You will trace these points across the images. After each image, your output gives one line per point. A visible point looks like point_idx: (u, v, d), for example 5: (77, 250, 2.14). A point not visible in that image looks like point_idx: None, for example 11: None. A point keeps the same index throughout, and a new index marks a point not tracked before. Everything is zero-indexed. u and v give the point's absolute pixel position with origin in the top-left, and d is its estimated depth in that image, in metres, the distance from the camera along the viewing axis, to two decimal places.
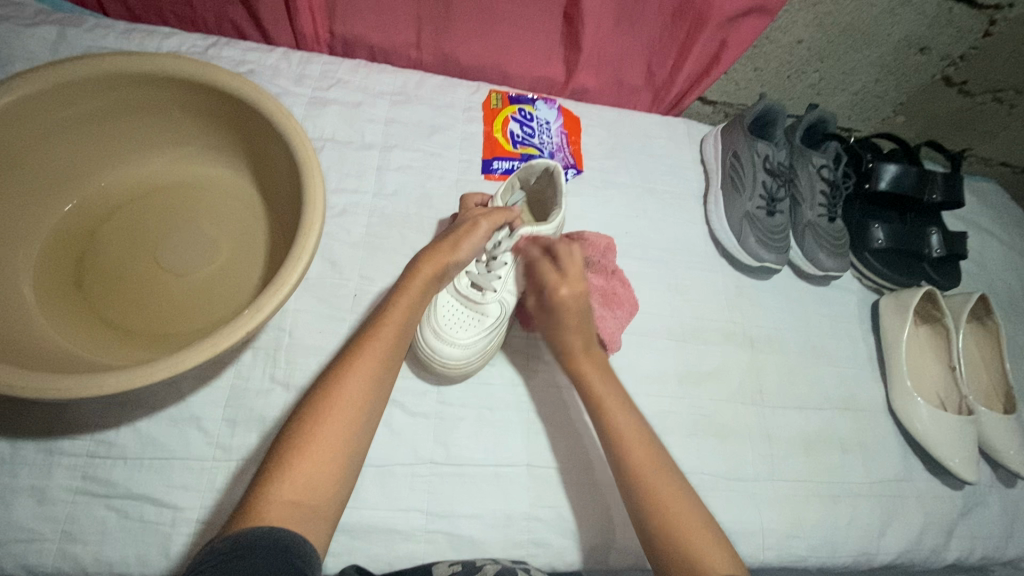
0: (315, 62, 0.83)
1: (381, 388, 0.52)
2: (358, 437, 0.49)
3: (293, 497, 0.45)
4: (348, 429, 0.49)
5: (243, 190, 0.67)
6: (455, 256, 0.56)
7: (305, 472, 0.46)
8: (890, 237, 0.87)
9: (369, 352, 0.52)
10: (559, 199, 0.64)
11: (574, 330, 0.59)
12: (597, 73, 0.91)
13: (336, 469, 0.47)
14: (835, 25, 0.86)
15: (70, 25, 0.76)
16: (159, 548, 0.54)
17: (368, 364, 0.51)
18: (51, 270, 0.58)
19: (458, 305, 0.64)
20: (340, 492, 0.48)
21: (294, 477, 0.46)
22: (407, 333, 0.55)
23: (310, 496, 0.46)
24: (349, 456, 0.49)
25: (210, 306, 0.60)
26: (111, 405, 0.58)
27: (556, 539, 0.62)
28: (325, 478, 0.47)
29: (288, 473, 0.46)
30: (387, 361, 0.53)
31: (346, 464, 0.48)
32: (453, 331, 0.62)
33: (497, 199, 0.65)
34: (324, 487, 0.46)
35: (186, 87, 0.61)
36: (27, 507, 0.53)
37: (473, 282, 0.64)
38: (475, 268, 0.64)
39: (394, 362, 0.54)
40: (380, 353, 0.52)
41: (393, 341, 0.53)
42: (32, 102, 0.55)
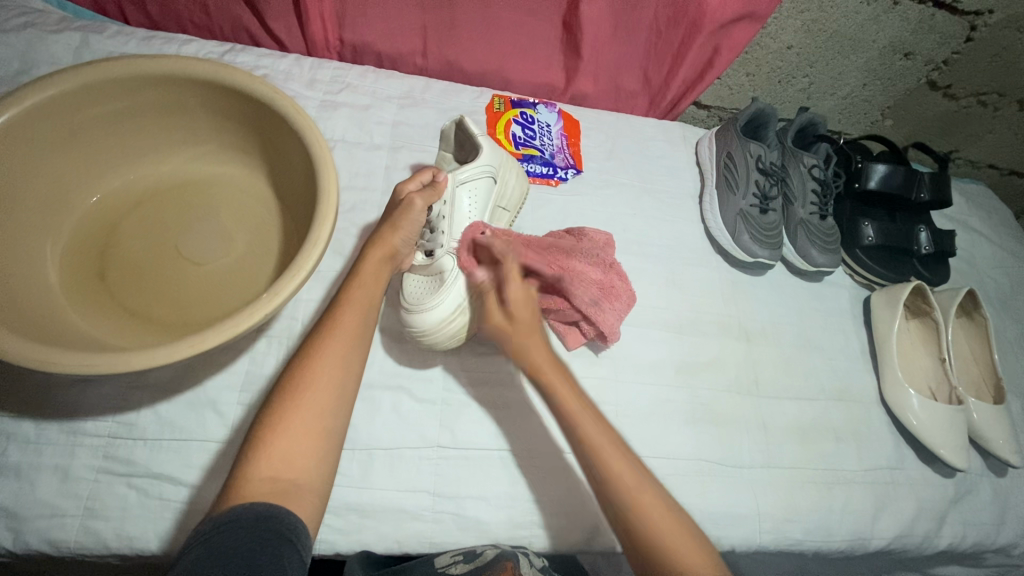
0: (325, 67, 0.87)
1: (348, 372, 0.53)
2: (331, 416, 0.51)
3: (271, 473, 0.46)
4: (319, 408, 0.50)
5: (258, 188, 0.71)
6: (398, 233, 0.62)
7: (281, 449, 0.48)
8: (879, 234, 0.90)
9: (332, 336, 0.54)
10: (474, 138, 0.70)
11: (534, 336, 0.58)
12: (595, 78, 0.95)
13: (313, 447, 0.49)
14: (823, 32, 0.90)
15: (92, 32, 0.80)
16: (177, 525, 0.56)
17: (332, 348, 0.54)
18: (75, 260, 0.61)
19: (423, 276, 0.66)
20: (320, 470, 0.49)
21: (271, 454, 0.47)
22: (367, 316, 0.57)
23: (288, 470, 0.47)
24: (325, 434, 0.50)
25: (226, 294, 0.63)
26: (131, 389, 0.61)
27: (559, 520, 0.64)
28: (302, 454, 0.48)
29: (266, 451, 0.47)
30: (350, 344, 0.55)
31: (324, 441, 0.50)
32: (419, 300, 0.64)
33: None
34: (302, 463, 0.48)
35: (206, 88, 0.65)
36: (50, 485, 0.55)
37: (425, 249, 0.67)
38: (424, 238, 0.67)
39: (360, 345, 0.56)
40: (342, 338, 0.54)
41: (354, 326, 0.56)
42: (62, 101, 0.59)
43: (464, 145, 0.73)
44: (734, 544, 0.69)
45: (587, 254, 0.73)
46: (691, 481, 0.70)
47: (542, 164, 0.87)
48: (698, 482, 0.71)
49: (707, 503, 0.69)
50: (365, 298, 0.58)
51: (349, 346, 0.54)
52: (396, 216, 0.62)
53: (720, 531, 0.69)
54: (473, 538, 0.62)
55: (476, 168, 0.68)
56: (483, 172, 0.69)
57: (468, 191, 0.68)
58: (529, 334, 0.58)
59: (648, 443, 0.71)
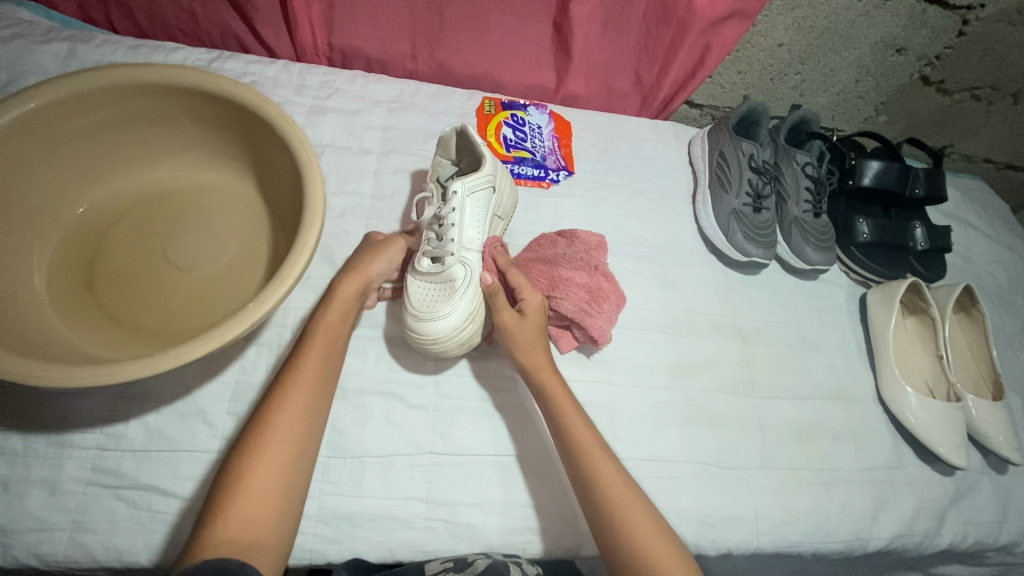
0: (314, 72, 0.86)
1: (308, 421, 0.54)
2: (291, 468, 0.51)
3: (229, 531, 0.46)
4: (280, 461, 0.51)
5: (246, 196, 0.70)
6: (376, 269, 0.65)
7: (239, 506, 0.47)
8: (874, 231, 0.90)
9: (291, 388, 0.54)
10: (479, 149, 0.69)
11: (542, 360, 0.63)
12: (586, 79, 0.95)
13: (273, 500, 0.49)
14: (814, 29, 0.89)
15: (80, 41, 0.79)
16: (167, 537, 0.55)
17: (292, 400, 0.54)
18: (62, 272, 0.60)
19: (429, 283, 0.66)
20: (280, 523, 0.49)
21: (229, 512, 0.47)
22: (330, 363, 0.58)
23: (247, 527, 0.47)
24: (284, 487, 0.50)
25: (214, 304, 0.62)
26: (120, 400, 0.60)
27: (554, 526, 0.64)
28: (262, 509, 0.48)
29: (224, 510, 0.47)
30: (310, 395, 0.55)
31: (284, 496, 0.50)
32: (429, 309, 0.64)
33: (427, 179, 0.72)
34: (262, 517, 0.48)
35: (193, 96, 0.64)
36: (39, 498, 0.55)
37: (432, 258, 0.66)
38: (429, 246, 0.66)
39: (321, 396, 0.56)
40: (303, 387, 0.55)
41: (313, 378, 0.56)
42: (48, 111, 0.58)
43: (465, 151, 0.72)
44: (731, 547, 0.68)
45: (575, 259, 0.73)
46: (688, 483, 0.70)
47: (533, 166, 0.87)
48: (695, 485, 0.70)
49: (703, 506, 0.69)
50: (327, 345, 0.58)
51: (309, 397, 0.54)
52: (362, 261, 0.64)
53: (717, 534, 0.68)
54: (467, 545, 0.61)
55: (483, 178, 0.68)
56: (489, 182, 0.69)
57: (475, 200, 0.68)
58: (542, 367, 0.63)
59: (643, 446, 0.71)
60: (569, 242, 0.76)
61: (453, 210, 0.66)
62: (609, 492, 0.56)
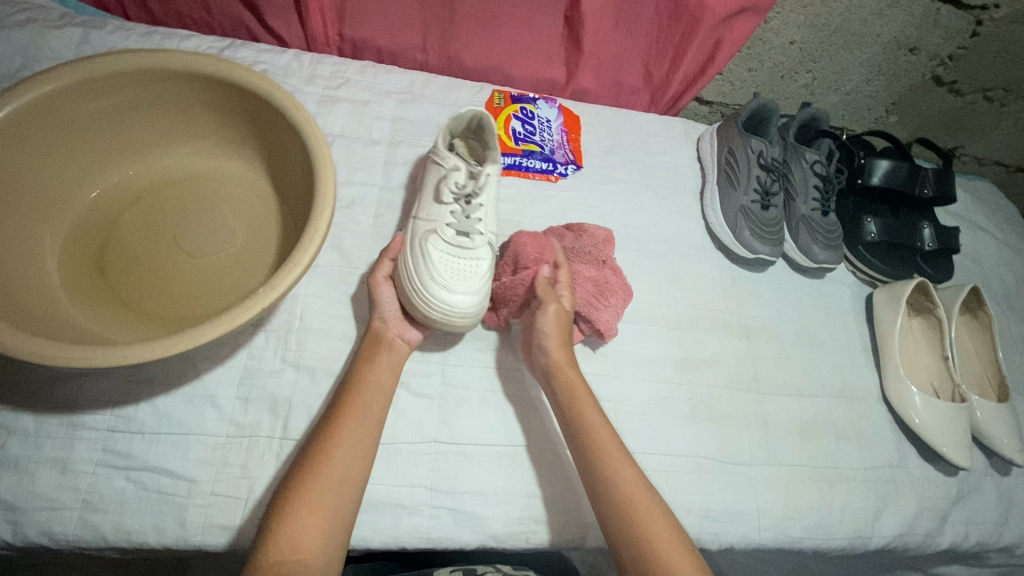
0: (325, 62, 0.86)
1: (355, 454, 0.54)
2: (337, 499, 0.51)
3: (278, 559, 0.46)
4: (327, 493, 0.51)
5: (256, 184, 0.71)
6: (376, 318, 0.64)
7: (287, 533, 0.48)
8: (882, 231, 0.89)
9: (338, 424, 0.55)
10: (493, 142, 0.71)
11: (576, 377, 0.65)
12: (596, 74, 0.95)
13: (320, 529, 0.49)
14: (826, 27, 0.89)
15: (93, 27, 0.80)
16: (175, 519, 0.56)
17: (338, 434, 0.55)
18: (74, 257, 0.61)
19: (452, 256, 0.65)
20: (325, 551, 0.49)
21: (277, 540, 0.47)
22: (378, 400, 0.59)
23: (293, 555, 0.47)
24: (331, 517, 0.50)
25: (224, 290, 0.63)
26: (130, 383, 0.61)
27: (556, 516, 0.64)
28: (309, 538, 0.48)
29: (273, 538, 0.48)
30: (357, 430, 0.55)
31: (333, 525, 0.50)
32: (458, 282, 0.64)
33: (438, 143, 0.69)
34: (308, 544, 0.48)
35: (206, 83, 0.65)
36: (50, 478, 0.56)
37: (458, 231, 0.66)
38: (454, 219, 0.67)
39: (370, 430, 0.56)
40: (351, 422, 0.56)
41: (361, 413, 0.57)
42: (62, 94, 0.59)
43: (468, 129, 0.74)
44: (733, 542, 0.69)
45: (583, 253, 0.75)
46: (691, 478, 0.70)
47: (542, 160, 0.87)
48: (697, 479, 0.70)
49: (705, 500, 0.69)
50: (375, 382, 0.60)
51: (356, 433, 0.55)
52: (374, 305, 0.65)
53: (719, 529, 0.68)
54: (470, 533, 0.62)
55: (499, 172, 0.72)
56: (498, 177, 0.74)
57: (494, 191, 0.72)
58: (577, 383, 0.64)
59: (647, 439, 0.71)
60: (581, 235, 0.76)
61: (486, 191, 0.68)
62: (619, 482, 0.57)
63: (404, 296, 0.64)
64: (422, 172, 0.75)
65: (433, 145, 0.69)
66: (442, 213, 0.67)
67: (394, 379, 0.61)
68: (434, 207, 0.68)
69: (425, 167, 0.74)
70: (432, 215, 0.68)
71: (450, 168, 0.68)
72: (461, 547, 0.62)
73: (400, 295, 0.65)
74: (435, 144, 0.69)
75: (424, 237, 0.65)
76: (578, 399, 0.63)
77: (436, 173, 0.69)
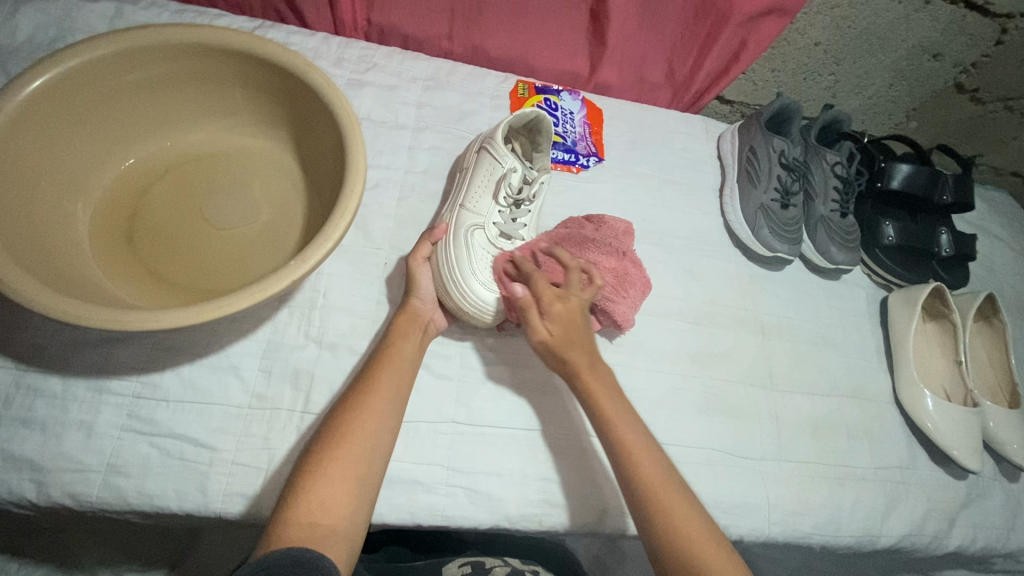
0: (352, 46, 0.87)
1: (383, 427, 0.55)
2: (366, 468, 0.52)
3: (309, 520, 0.47)
4: (358, 460, 0.52)
5: (284, 163, 0.72)
6: (412, 295, 0.66)
7: (319, 495, 0.49)
8: (901, 234, 0.90)
9: (368, 395, 0.56)
10: (545, 146, 0.75)
11: (579, 340, 0.60)
12: (619, 69, 0.95)
13: (349, 494, 0.50)
14: (852, 29, 0.89)
15: (126, 2, 0.80)
16: (197, 486, 0.57)
17: (369, 405, 0.56)
18: (104, 225, 0.62)
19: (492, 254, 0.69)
20: (354, 517, 0.49)
21: (308, 500, 0.48)
22: (405, 373, 0.60)
23: (324, 516, 0.48)
24: (360, 485, 0.51)
25: (250, 263, 0.63)
26: (156, 351, 0.61)
27: (570, 501, 0.65)
28: (338, 502, 0.49)
29: (303, 499, 0.48)
30: (388, 403, 0.57)
31: (359, 492, 0.51)
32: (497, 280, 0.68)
33: (500, 140, 0.71)
34: (338, 508, 0.49)
35: (242, 60, 0.66)
36: (75, 440, 0.56)
37: (503, 232, 0.70)
38: (502, 220, 0.71)
39: (397, 402, 0.58)
40: (382, 394, 0.57)
41: (389, 385, 0.58)
42: (103, 64, 0.60)
43: (519, 126, 0.76)
44: (743, 534, 0.69)
45: (586, 246, 0.72)
46: (703, 469, 0.71)
47: (564, 150, 0.87)
48: (709, 470, 0.71)
49: (717, 491, 0.70)
50: (403, 359, 0.61)
51: (385, 405, 0.56)
52: (411, 284, 0.66)
53: (729, 521, 0.69)
54: (485, 513, 0.62)
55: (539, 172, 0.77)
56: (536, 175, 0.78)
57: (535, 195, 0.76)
58: (573, 347, 0.60)
59: (661, 430, 0.71)
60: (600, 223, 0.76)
61: (536, 201, 0.73)
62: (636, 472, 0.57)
63: (439, 281, 0.66)
64: (467, 155, 0.76)
65: (495, 139, 0.71)
66: (490, 209, 0.71)
67: (419, 358, 0.63)
68: (487, 202, 0.71)
69: (472, 149, 0.75)
70: (479, 207, 0.71)
71: (510, 171, 0.71)
72: (475, 526, 0.62)
73: (435, 277, 0.67)
74: (497, 139, 0.71)
75: (471, 229, 0.68)
76: (575, 364, 0.60)
77: (494, 169, 0.71)
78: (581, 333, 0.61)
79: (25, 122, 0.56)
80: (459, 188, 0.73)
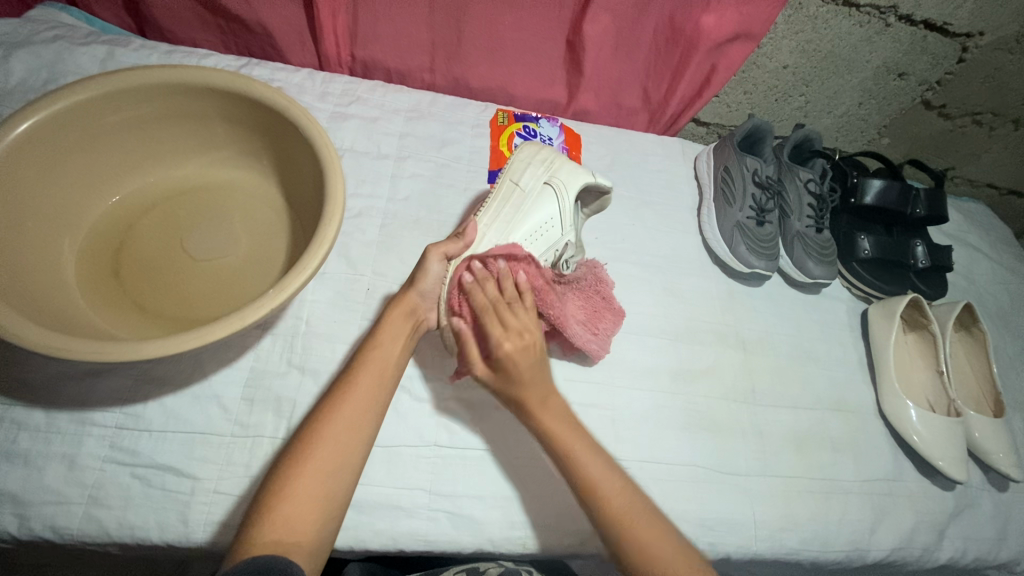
0: (337, 81, 0.90)
1: (356, 439, 0.55)
2: (335, 482, 0.52)
3: (276, 536, 0.48)
4: (328, 474, 0.52)
5: (268, 194, 0.74)
6: (417, 291, 0.65)
7: (285, 514, 0.49)
8: (876, 248, 0.92)
9: (344, 404, 0.56)
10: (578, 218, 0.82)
11: (528, 381, 0.60)
12: (596, 95, 0.98)
13: (318, 510, 0.50)
14: (817, 52, 0.92)
15: (118, 45, 0.84)
16: (178, 515, 0.57)
17: (343, 414, 0.55)
18: (91, 258, 0.63)
19: None
20: (320, 532, 0.50)
21: (274, 519, 0.48)
22: (382, 382, 0.59)
23: (290, 534, 0.48)
24: (327, 502, 0.51)
25: (233, 292, 0.65)
26: (138, 382, 0.62)
27: (553, 522, 0.65)
28: (305, 520, 0.49)
29: (270, 516, 0.49)
30: (363, 413, 0.56)
31: (327, 509, 0.51)
32: None
33: (569, 201, 0.75)
34: (304, 525, 0.49)
35: (227, 98, 0.68)
36: (57, 473, 0.57)
37: None
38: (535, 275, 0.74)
39: (373, 411, 0.57)
40: (359, 403, 0.57)
41: (365, 395, 0.57)
42: (92, 104, 0.62)
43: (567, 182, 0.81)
44: (729, 551, 0.69)
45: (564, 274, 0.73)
46: (688, 487, 0.71)
47: None
48: (694, 488, 0.71)
49: (705, 510, 0.70)
50: (386, 366, 0.61)
51: (362, 413, 0.56)
52: (419, 279, 0.65)
53: (715, 538, 0.69)
54: (468, 537, 0.62)
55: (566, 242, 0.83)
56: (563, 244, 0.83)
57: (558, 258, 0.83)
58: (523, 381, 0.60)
59: (645, 447, 0.72)
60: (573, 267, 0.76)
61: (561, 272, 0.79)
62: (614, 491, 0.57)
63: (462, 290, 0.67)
64: (528, 176, 0.77)
65: (567, 197, 0.75)
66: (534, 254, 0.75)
67: (404, 362, 0.63)
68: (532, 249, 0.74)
69: (537, 175, 0.77)
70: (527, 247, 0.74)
71: (565, 243, 0.76)
72: (458, 550, 0.62)
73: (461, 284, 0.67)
74: (569, 201, 0.76)
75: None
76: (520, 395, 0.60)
77: (549, 226, 0.76)
78: (535, 372, 0.60)
79: (14, 160, 0.58)
80: (512, 213, 0.75)
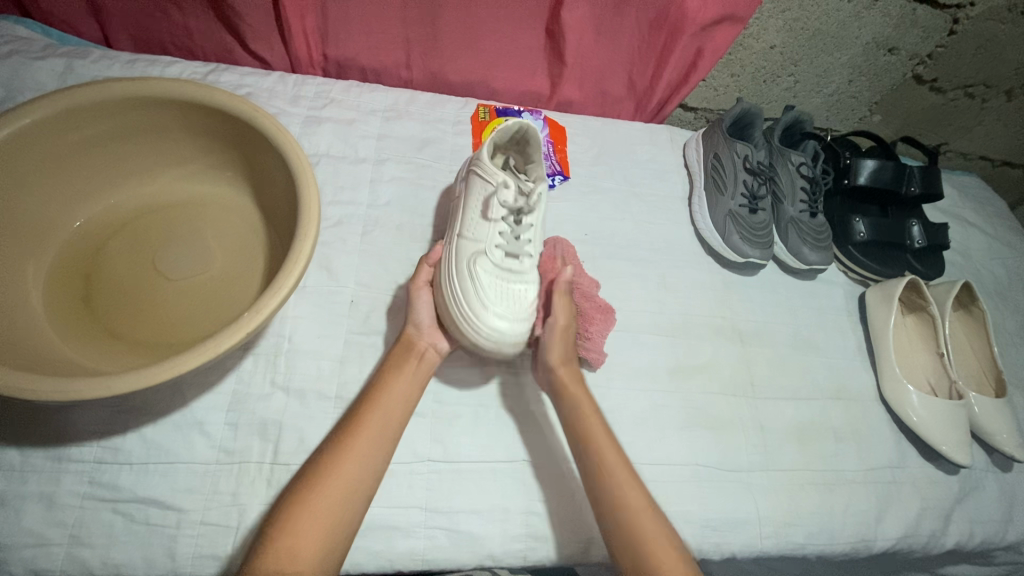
0: (309, 83, 0.86)
1: (365, 470, 0.54)
2: (342, 512, 0.51)
3: (277, 565, 0.47)
4: (333, 505, 0.51)
5: (243, 206, 0.71)
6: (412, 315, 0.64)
7: (287, 544, 0.48)
8: (871, 230, 0.91)
9: (354, 435, 0.55)
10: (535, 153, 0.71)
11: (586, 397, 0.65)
12: (580, 85, 0.95)
13: (321, 539, 0.49)
14: (805, 30, 0.89)
15: (77, 57, 0.80)
16: (164, 551, 0.55)
17: (354, 446, 0.55)
18: (60, 286, 0.60)
19: (498, 276, 0.65)
20: (324, 561, 0.49)
21: (277, 548, 0.48)
22: (395, 413, 0.58)
23: (292, 562, 0.48)
24: (332, 531, 0.50)
25: (209, 314, 0.62)
26: (117, 413, 0.60)
27: (553, 532, 0.64)
28: (308, 549, 0.49)
29: (274, 546, 0.48)
30: (374, 445, 0.55)
31: (332, 537, 0.50)
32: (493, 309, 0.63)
33: (481, 160, 0.68)
34: (306, 554, 0.48)
35: (192, 110, 0.65)
36: (36, 514, 0.54)
37: (506, 253, 0.66)
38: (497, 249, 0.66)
39: (385, 442, 0.56)
40: (365, 433, 0.56)
41: (375, 425, 0.56)
42: (47, 125, 0.59)
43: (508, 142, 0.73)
44: (735, 551, 0.68)
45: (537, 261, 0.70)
46: (689, 486, 0.69)
47: None
48: (697, 487, 0.69)
49: (708, 509, 0.68)
50: (396, 393, 0.59)
51: (372, 444, 0.55)
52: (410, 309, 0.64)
53: (718, 538, 0.67)
54: (467, 553, 0.61)
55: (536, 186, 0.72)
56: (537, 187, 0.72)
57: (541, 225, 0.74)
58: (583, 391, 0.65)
59: (644, 450, 0.70)
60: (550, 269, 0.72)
61: (535, 210, 0.69)
62: (614, 502, 0.58)
63: (450, 313, 0.63)
64: (458, 182, 0.73)
65: (481, 158, 0.68)
66: (490, 234, 0.67)
67: (418, 390, 0.61)
68: (479, 231, 0.67)
69: (461, 178, 0.72)
70: (478, 234, 0.67)
71: (499, 188, 0.67)
72: (458, 567, 0.61)
73: (444, 308, 0.64)
74: (483, 159, 0.68)
75: (473, 257, 0.64)
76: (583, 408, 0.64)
77: (479, 194, 0.68)
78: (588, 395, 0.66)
79: None
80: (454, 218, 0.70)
